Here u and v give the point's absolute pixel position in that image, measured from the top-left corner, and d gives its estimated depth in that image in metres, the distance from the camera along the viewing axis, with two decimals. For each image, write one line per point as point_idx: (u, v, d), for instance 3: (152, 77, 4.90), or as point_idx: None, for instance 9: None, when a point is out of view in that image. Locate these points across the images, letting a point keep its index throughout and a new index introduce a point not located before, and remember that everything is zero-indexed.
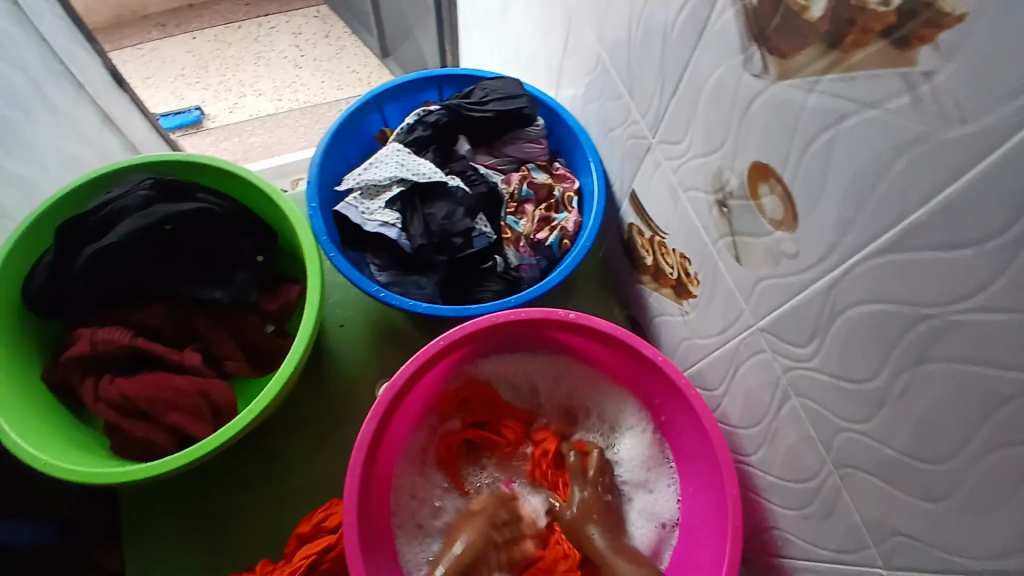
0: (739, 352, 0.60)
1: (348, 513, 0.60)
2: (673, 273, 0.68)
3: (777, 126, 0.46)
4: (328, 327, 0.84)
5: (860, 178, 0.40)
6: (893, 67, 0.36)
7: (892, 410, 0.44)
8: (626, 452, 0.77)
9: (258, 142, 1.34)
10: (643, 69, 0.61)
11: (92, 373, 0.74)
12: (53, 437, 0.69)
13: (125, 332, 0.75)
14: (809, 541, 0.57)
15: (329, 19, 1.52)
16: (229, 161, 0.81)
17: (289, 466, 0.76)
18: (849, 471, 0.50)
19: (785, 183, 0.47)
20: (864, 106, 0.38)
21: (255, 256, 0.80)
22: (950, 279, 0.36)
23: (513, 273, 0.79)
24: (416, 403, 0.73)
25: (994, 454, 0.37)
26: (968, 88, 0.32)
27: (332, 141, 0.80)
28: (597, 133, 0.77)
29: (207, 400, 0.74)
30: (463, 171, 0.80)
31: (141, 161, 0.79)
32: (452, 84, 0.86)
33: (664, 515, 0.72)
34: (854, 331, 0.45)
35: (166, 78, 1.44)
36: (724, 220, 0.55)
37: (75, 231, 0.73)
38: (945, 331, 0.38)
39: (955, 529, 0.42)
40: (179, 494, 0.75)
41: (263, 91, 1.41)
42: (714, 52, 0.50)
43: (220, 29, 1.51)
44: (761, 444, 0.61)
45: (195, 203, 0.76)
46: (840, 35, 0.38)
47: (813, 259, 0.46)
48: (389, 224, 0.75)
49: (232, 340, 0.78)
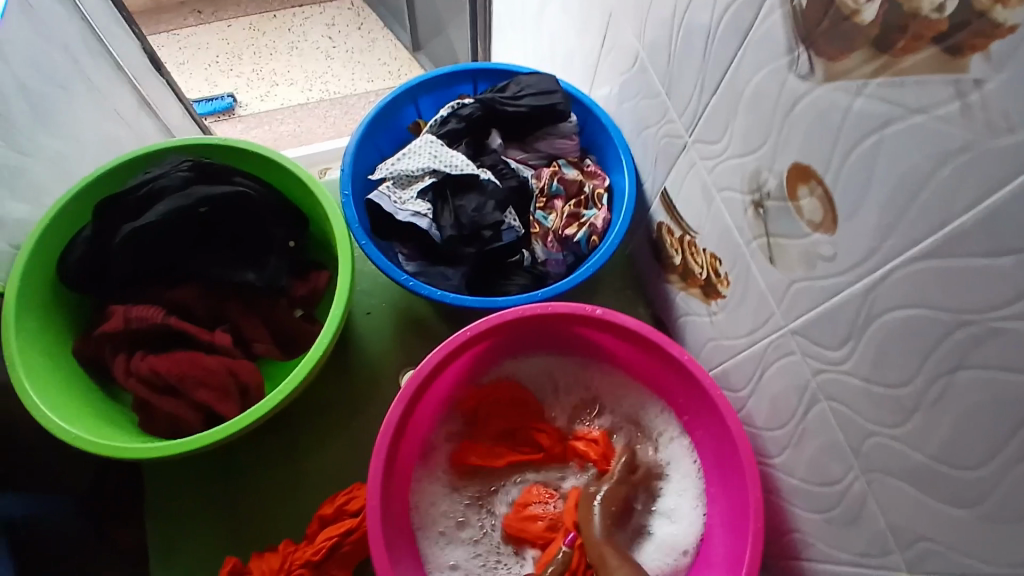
0: (767, 355, 0.60)
1: (371, 497, 0.61)
2: (702, 273, 0.68)
3: (819, 129, 0.46)
4: (355, 315, 0.85)
5: (904, 183, 0.40)
6: (943, 74, 0.36)
7: (925, 416, 0.44)
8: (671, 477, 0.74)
9: (288, 131, 1.35)
10: (683, 68, 0.61)
11: (124, 350, 0.76)
12: (83, 412, 0.71)
13: (158, 310, 0.77)
14: (831, 545, 0.57)
15: (362, 11, 1.54)
16: (265, 147, 0.83)
17: (311, 450, 0.77)
18: (876, 476, 0.50)
19: (825, 186, 0.47)
20: (910, 111, 0.38)
21: (288, 241, 0.81)
22: (991, 287, 0.36)
23: (539, 268, 0.80)
24: (441, 393, 0.73)
25: None
26: (1019, 96, 0.32)
27: (367, 131, 0.81)
28: (630, 131, 0.77)
29: (236, 379, 0.75)
30: (495, 166, 0.81)
31: (180, 143, 0.81)
32: (486, 78, 0.87)
33: (687, 541, 0.70)
34: (889, 336, 0.44)
35: (200, 65, 1.46)
36: (760, 222, 0.55)
37: (113, 210, 0.75)
38: (984, 339, 0.38)
39: (984, 539, 0.41)
40: (203, 471, 0.76)
41: (295, 81, 1.43)
42: (757, 54, 0.50)
43: (254, 17, 1.53)
44: (786, 447, 0.61)
45: (231, 187, 0.77)
46: (891, 41, 0.38)
47: (850, 263, 0.46)
48: (421, 215, 0.76)
49: (261, 323, 0.80)
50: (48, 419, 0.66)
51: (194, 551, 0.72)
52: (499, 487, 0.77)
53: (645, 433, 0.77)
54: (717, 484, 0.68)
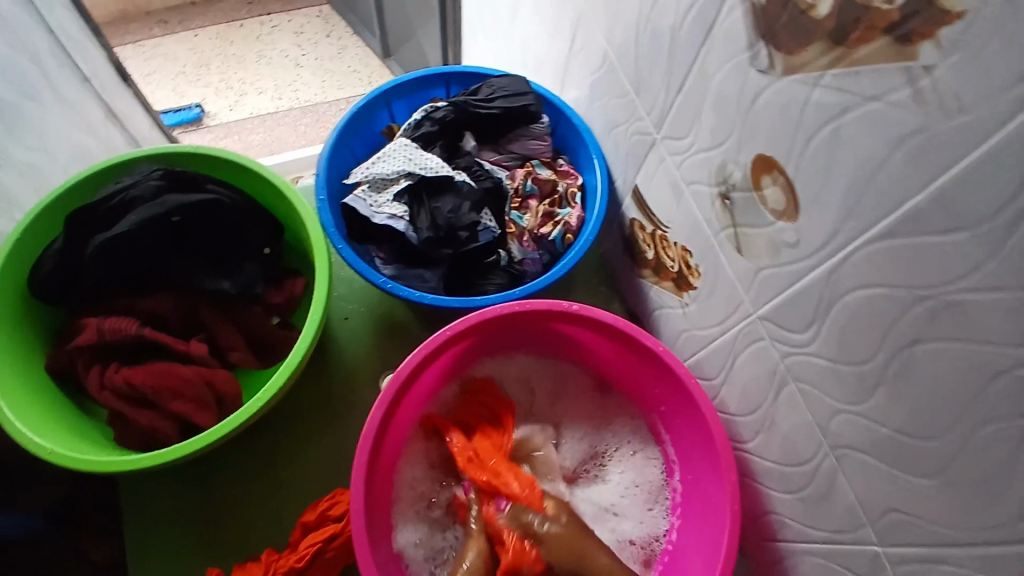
0: (738, 341, 0.62)
1: (355, 500, 0.61)
2: (674, 266, 0.70)
3: (782, 119, 0.48)
4: (333, 321, 0.85)
5: (861, 168, 0.42)
6: (896, 62, 0.38)
7: (888, 390, 0.46)
8: (617, 472, 0.77)
9: (258, 140, 1.34)
10: (650, 68, 0.63)
11: (98, 362, 0.75)
12: (58, 427, 0.70)
13: (132, 320, 0.76)
14: (805, 523, 0.59)
15: (331, 19, 1.54)
16: (238, 153, 0.82)
17: (292, 457, 0.77)
18: (845, 452, 0.52)
19: (787, 175, 0.49)
20: (865, 99, 0.40)
21: (262, 248, 0.81)
22: (947, 262, 0.38)
23: (516, 267, 0.81)
24: (421, 393, 0.74)
25: (988, 428, 0.39)
26: (968, 79, 0.34)
27: (340, 136, 0.81)
28: (600, 130, 0.79)
29: (211, 389, 0.74)
30: (469, 167, 0.82)
31: (151, 152, 0.80)
32: (459, 81, 0.88)
33: (636, 534, 0.73)
34: (852, 316, 0.47)
35: (167, 75, 1.44)
36: (726, 213, 0.57)
37: (84, 221, 0.75)
38: (941, 312, 0.40)
39: (949, 504, 0.44)
40: (182, 483, 0.75)
41: (264, 89, 1.42)
42: (721, 51, 0.52)
43: (223, 27, 1.52)
44: (758, 431, 0.63)
45: (204, 194, 0.77)
46: (844, 33, 0.40)
47: (813, 248, 0.48)
48: (398, 217, 0.76)
49: (237, 330, 0.79)
50: (21, 434, 0.65)
51: (174, 564, 0.71)
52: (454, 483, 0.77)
53: (605, 431, 0.79)
54: (691, 476, 0.70)
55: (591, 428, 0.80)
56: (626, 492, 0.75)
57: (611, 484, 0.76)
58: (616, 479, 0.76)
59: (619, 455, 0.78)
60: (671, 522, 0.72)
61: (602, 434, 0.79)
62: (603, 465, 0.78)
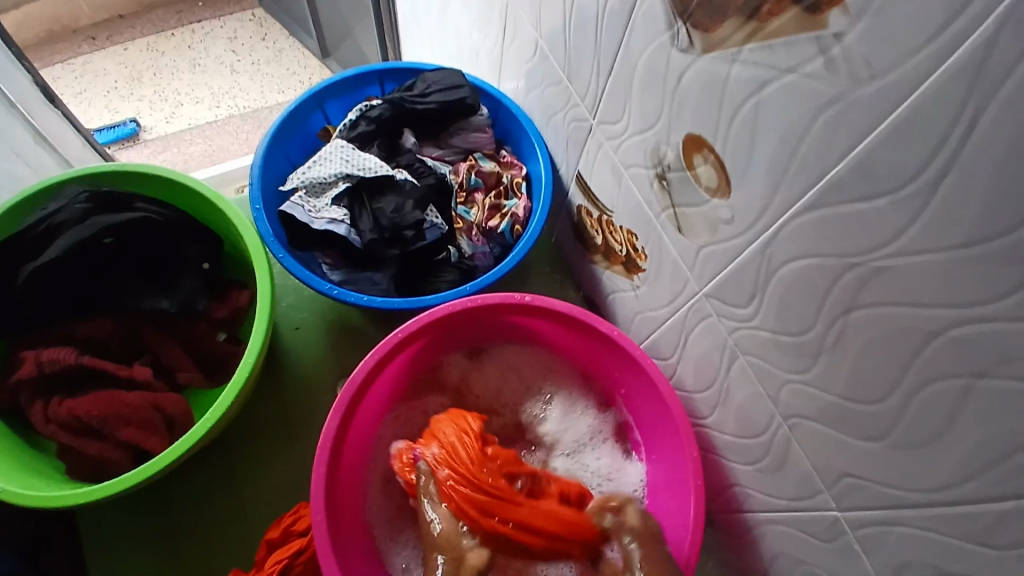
0: (688, 321, 0.62)
1: (315, 513, 0.60)
2: (622, 250, 0.70)
3: (707, 96, 0.47)
4: (283, 331, 0.83)
5: (785, 140, 0.42)
6: (806, 33, 0.37)
7: (829, 358, 0.46)
8: (570, 436, 0.76)
9: (198, 151, 1.30)
10: (579, 53, 0.63)
11: (42, 396, 0.71)
12: (6, 465, 0.67)
13: (71, 350, 0.72)
14: (767, 493, 0.60)
15: (265, 21, 1.49)
16: (169, 168, 0.80)
17: (253, 474, 0.75)
18: (796, 421, 0.52)
19: (717, 153, 0.49)
20: (781, 72, 0.41)
21: (201, 263, 0.78)
22: (871, 228, 0.39)
23: (467, 262, 0.79)
24: (381, 397, 0.73)
25: (926, 389, 0.40)
26: (875, 46, 0.34)
27: (274, 142, 0.79)
28: (540, 119, 0.78)
29: (162, 413, 0.72)
30: (410, 165, 0.80)
31: (76, 174, 0.77)
32: (393, 78, 0.86)
33: None
34: (789, 287, 0.47)
35: (98, 92, 1.38)
36: (665, 193, 0.57)
37: (12, 250, 0.71)
38: (870, 278, 0.40)
39: (897, 465, 0.44)
40: (140, 512, 0.73)
41: (201, 99, 1.38)
42: (643, 31, 0.52)
43: (152, 37, 1.47)
44: (715, 406, 0.63)
45: (134, 214, 0.74)
46: (756, 6, 0.40)
47: (748, 223, 0.48)
48: (338, 221, 0.75)
49: (184, 351, 0.77)
50: None
51: None
52: None
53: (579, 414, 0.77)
54: (657, 454, 0.71)
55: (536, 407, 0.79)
56: (598, 479, 0.73)
57: (568, 450, 0.76)
58: (571, 444, 0.76)
59: (562, 430, 0.77)
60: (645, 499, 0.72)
61: (563, 423, 0.77)
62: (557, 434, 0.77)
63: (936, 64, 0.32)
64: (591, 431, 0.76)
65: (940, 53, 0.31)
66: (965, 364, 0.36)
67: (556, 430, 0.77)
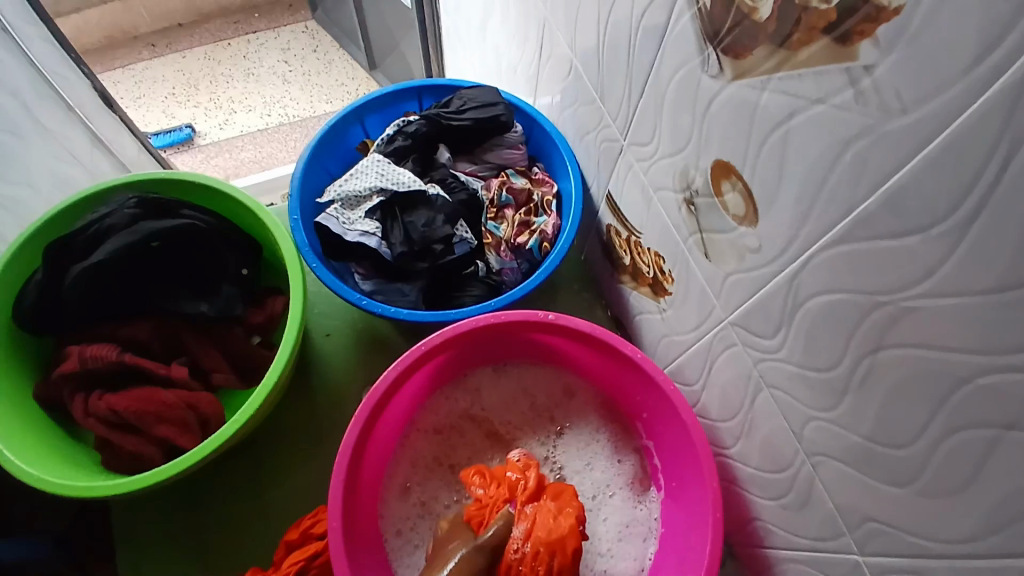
0: (714, 347, 0.61)
1: (332, 518, 0.60)
2: (650, 272, 0.69)
3: (736, 123, 0.47)
4: (314, 338, 0.85)
5: (813, 171, 0.41)
6: (836, 63, 0.36)
7: (855, 396, 0.45)
8: (583, 475, 0.76)
9: (248, 157, 1.34)
10: (613, 75, 0.63)
11: (83, 390, 0.75)
12: (45, 454, 0.70)
13: (113, 348, 0.75)
14: (788, 530, 0.58)
15: (317, 34, 1.54)
16: (214, 177, 0.83)
17: (277, 477, 0.77)
18: (820, 459, 0.51)
19: (745, 180, 0.48)
20: (810, 102, 0.40)
21: (240, 270, 0.81)
22: (900, 266, 0.37)
23: (494, 277, 0.80)
24: (401, 409, 0.73)
25: (954, 437, 0.38)
26: (907, 79, 0.33)
27: (314, 154, 0.82)
28: (573, 137, 0.79)
29: (194, 412, 0.74)
30: (443, 180, 0.82)
31: (128, 180, 0.81)
32: (431, 93, 0.88)
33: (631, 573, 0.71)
34: (816, 321, 0.46)
35: (156, 97, 1.45)
36: (693, 219, 0.56)
37: (64, 252, 0.75)
38: (899, 317, 0.39)
39: (924, 513, 0.42)
40: (169, 507, 0.75)
41: (253, 107, 1.43)
42: (674, 55, 0.51)
43: (210, 47, 1.54)
44: (739, 436, 0.62)
45: (179, 219, 0.78)
46: (786, 35, 0.39)
47: (776, 253, 0.47)
48: (370, 233, 0.76)
49: (219, 353, 0.79)
50: (11, 463, 0.65)
51: None
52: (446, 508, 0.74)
53: (598, 442, 0.78)
54: (675, 484, 0.69)
55: (548, 428, 0.80)
56: (609, 538, 0.72)
57: (584, 489, 0.75)
58: (586, 484, 0.76)
59: (570, 466, 0.77)
60: (656, 543, 0.71)
61: (577, 462, 0.77)
62: (567, 471, 0.77)
63: (970, 99, 0.30)
64: (603, 480, 0.76)
65: (974, 88, 0.30)
66: (995, 414, 0.35)
67: (576, 465, 0.77)
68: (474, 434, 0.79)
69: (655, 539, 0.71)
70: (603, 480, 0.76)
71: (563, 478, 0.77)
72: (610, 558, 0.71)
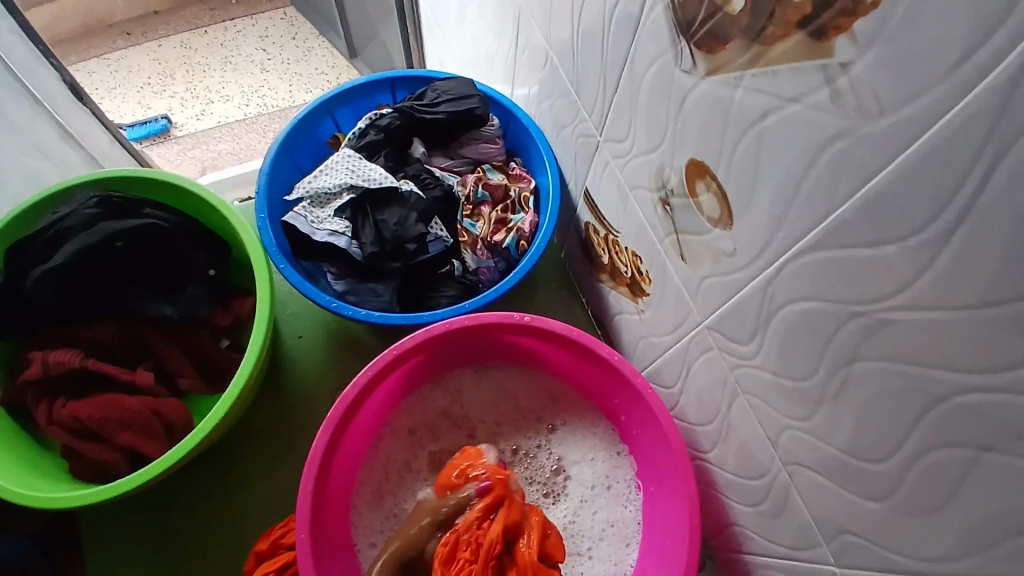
0: (691, 351, 0.59)
1: (299, 529, 0.59)
2: (628, 272, 0.67)
3: (710, 122, 0.45)
4: (285, 339, 0.83)
5: (788, 175, 0.39)
6: (811, 60, 0.34)
7: (831, 408, 0.43)
8: (575, 469, 0.74)
9: (226, 149, 1.31)
10: (587, 68, 0.60)
11: (47, 396, 0.72)
12: (6, 460, 0.67)
13: (76, 353, 0.73)
14: (766, 537, 0.57)
15: (297, 21, 1.50)
16: (178, 175, 0.80)
17: (246, 483, 0.75)
18: (796, 469, 0.49)
19: (720, 181, 0.46)
20: (785, 101, 0.37)
21: (208, 270, 0.78)
22: (877, 276, 0.36)
23: (471, 277, 0.78)
24: (373, 413, 0.72)
25: (930, 455, 0.36)
26: (885, 79, 0.31)
27: (282, 149, 0.79)
28: (551, 130, 0.76)
29: (159, 418, 0.72)
30: (417, 176, 0.79)
31: (88, 178, 0.78)
32: (405, 85, 0.85)
33: None
34: (791, 329, 0.44)
35: (132, 87, 1.41)
36: (668, 219, 0.54)
37: (23, 255, 0.73)
38: (875, 330, 0.37)
39: (901, 529, 0.41)
40: (134, 516, 0.73)
41: (231, 97, 1.39)
42: (648, 48, 0.49)
43: (188, 35, 1.49)
44: (717, 441, 0.60)
45: (142, 220, 0.75)
46: (760, 29, 0.37)
47: (749, 258, 0.45)
48: (339, 233, 0.74)
49: (186, 357, 0.77)
50: None
51: None
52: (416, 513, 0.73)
53: (590, 440, 0.75)
54: (652, 488, 0.68)
55: (533, 424, 0.77)
56: (592, 536, 0.70)
57: (575, 481, 0.74)
58: (577, 477, 0.74)
59: (554, 457, 0.75)
60: (638, 549, 0.68)
61: (573, 455, 0.75)
62: (561, 466, 0.75)
63: (952, 103, 0.28)
64: (602, 474, 0.73)
65: (957, 91, 0.28)
66: (973, 434, 0.33)
67: (571, 457, 0.75)
68: (450, 434, 0.77)
69: (637, 542, 0.69)
70: (603, 473, 0.73)
71: (557, 472, 0.74)
72: (590, 559, 0.69)
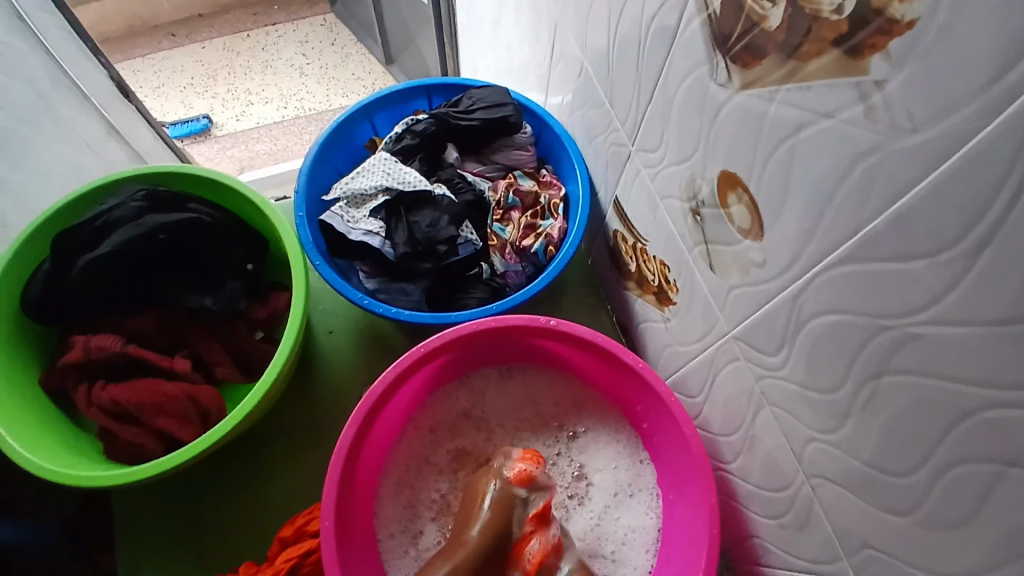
0: (717, 360, 0.59)
1: (325, 518, 0.60)
2: (655, 280, 0.68)
3: (743, 134, 0.45)
4: (316, 334, 0.85)
5: (820, 188, 0.40)
6: (846, 77, 0.35)
7: (857, 421, 0.43)
8: (597, 474, 0.75)
9: (263, 149, 1.34)
10: (622, 78, 0.61)
11: (88, 379, 0.75)
12: (46, 440, 0.70)
13: (117, 338, 0.76)
14: (786, 550, 0.57)
15: (336, 27, 1.54)
16: (220, 172, 0.83)
17: (274, 473, 0.77)
18: (819, 482, 0.49)
19: (751, 193, 0.47)
20: (819, 116, 0.38)
21: (244, 264, 0.81)
22: (907, 290, 0.36)
23: (498, 280, 0.80)
24: (399, 410, 0.73)
25: (955, 469, 0.37)
26: (917, 97, 0.31)
27: (321, 151, 0.81)
28: (582, 139, 0.77)
29: (195, 405, 0.75)
30: (450, 180, 0.81)
31: (135, 172, 0.81)
32: (441, 92, 0.87)
33: None
34: (818, 341, 0.44)
35: (175, 86, 1.46)
36: (698, 228, 0.55)
37: (71, 244, 0.76)
38: (903, 343, 0.37)
39: (924, 545, 0.41)
40: (165, 499, 0.76)
41: (270, 99, 1.42)
42: (683, 61, 0.50)
43: (230, 38, 1.54)
44: (740, 452, 0.61)
45: (186, 214, 0.78)
46: (795, 46, 0.38)
47: (779, 269, 0.46)
48: (373, 233, 0.76)
49: (221, 348, 0.80)
50: (13, 449, 0.66)
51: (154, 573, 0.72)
52: (433, 511, 0.74)
53: (613, 445, 0.76)
54: (674, 495, 0.68)
55: (556, 429, 0.78)
56: (614, 541, 0.71)
57: (598, 487, 0.74)
58: (600, 482, 0.74)
59: (575, 460, 0.76)
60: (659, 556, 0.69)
61: (595, 459, 0.76)
62: (582, 470, 0.76)
63: (982, 122, 0.29)
64: (624, 479, 0.74)
65: (990, 108, 0.28)
66: (998, 449, 0.33)
67: (593, 462, 0.76)
68: (473, 434, 0.78)
69: (657, 549, 0.69)
70: (625, 478, 0.74)
71: (579, 476, 0.75)
72: (613, 565, 0.70)
